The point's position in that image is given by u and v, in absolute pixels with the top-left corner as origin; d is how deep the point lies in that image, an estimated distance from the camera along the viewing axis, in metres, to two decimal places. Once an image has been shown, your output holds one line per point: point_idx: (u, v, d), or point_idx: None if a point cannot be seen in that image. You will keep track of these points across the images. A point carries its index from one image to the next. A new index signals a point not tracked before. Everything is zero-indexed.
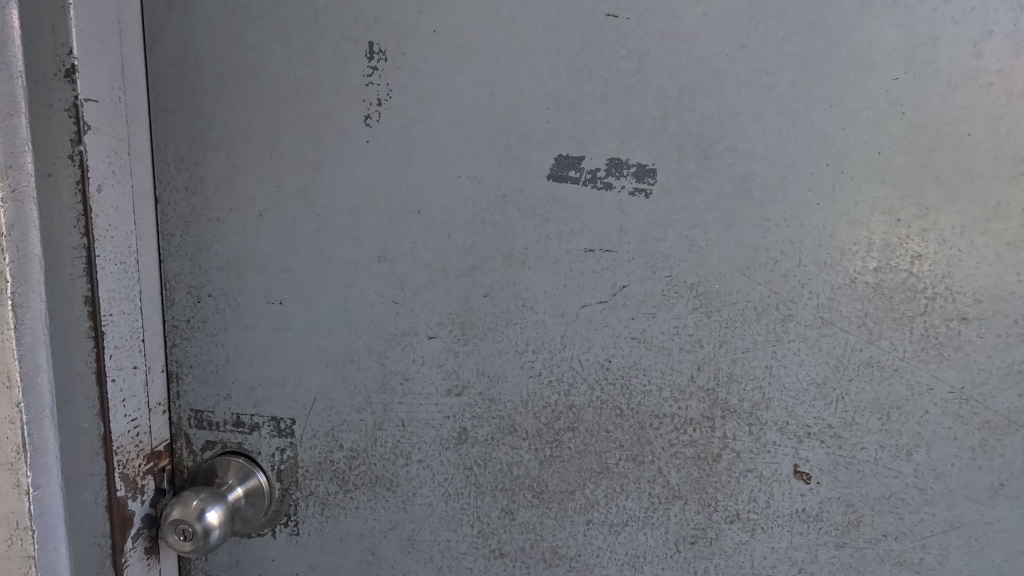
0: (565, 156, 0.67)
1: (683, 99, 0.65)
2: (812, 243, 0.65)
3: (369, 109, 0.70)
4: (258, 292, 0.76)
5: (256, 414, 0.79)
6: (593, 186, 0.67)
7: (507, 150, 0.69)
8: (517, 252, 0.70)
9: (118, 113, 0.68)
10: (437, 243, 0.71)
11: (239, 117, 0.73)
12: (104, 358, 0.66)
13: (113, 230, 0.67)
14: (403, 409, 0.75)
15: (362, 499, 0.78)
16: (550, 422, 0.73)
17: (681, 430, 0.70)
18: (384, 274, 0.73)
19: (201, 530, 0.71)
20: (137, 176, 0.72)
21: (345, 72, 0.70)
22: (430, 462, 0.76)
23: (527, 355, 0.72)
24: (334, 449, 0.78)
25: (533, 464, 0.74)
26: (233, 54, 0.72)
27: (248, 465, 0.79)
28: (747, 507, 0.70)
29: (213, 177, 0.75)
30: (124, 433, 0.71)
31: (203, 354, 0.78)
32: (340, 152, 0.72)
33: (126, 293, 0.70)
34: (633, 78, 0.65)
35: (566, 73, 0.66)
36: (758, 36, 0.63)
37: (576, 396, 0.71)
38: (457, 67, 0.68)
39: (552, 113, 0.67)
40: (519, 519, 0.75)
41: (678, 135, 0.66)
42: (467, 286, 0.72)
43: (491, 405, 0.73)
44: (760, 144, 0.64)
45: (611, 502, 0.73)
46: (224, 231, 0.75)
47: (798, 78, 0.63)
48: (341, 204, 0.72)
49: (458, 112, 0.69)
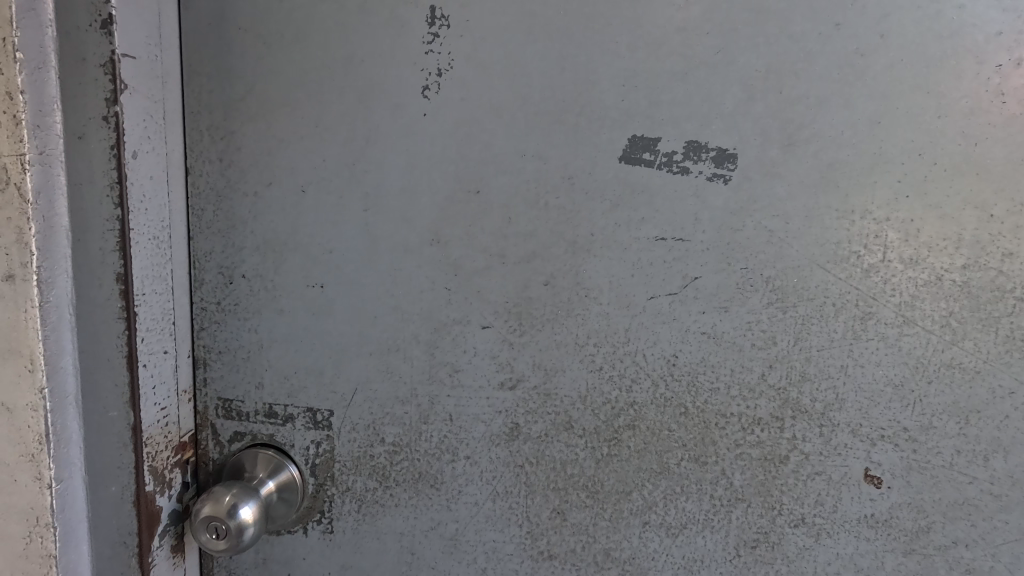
0: (640, 137, 0.63)
1: (770, 79, 0.61)
2: (898, 238, 0.62)
3: (427, 80, 0.65)
4: (297, 275, 0.70)
5: (290, 404, 0.74)
6: (668, 170, 0.63)
7: (576, 129, 0.64)
8: (582, 238, 0.66)
9: (156, 74, 0.62)
10: (496, 226, 0.67)
11: (281, 84, 0.67)
12: (136, 342, 0.60)
13: (147, 200, 0.61)
14: (452, 402, 0.71)
15: (403, 496, 0.74)
16: (610, 420, 0.69)
17: (748, 430, 0.67)
18: (437, 259, 0.68)
19: (235, 527, 0.66)
20: (172, 144, 0.66)
21: (403, 39, 0.65)
22: (478, 458, 0.71)
23: (587, 349, 0.68)
24: (375, 443, 0.73)
25: (589, 463, 0.70)
26: (278, 14, 0.66)
27: (279, 458, 0.74)
28: (813, 511, 0.68)
29: (251, 148, 0.69)
30: (155, 424, 0.65)
31: (233, 340, 0.73)
32: (393, 125, 0.66)
33: (159, 271, 0.64)
34: (717, 55, 0.61)
35: (645, 47, 0.62)
36: (854, 15, 0.59)
37: (638, 393, 0.68)
38: (526, 38, 0.63)
39: (626, 91, 0.63)
40: (570, 519, 0.71)
41: (763, 118, 0.62)
42: (526, 274, 0.67)
43: (547, 400, 0.69)
44: (849, 131, 0.61)
45: (670, 503, 0.70)
46: (261, 207, 0.70)
47: (894, 61, 0.59)
48: (392, 181, 0.67)
49: (525, 86, 0.64)
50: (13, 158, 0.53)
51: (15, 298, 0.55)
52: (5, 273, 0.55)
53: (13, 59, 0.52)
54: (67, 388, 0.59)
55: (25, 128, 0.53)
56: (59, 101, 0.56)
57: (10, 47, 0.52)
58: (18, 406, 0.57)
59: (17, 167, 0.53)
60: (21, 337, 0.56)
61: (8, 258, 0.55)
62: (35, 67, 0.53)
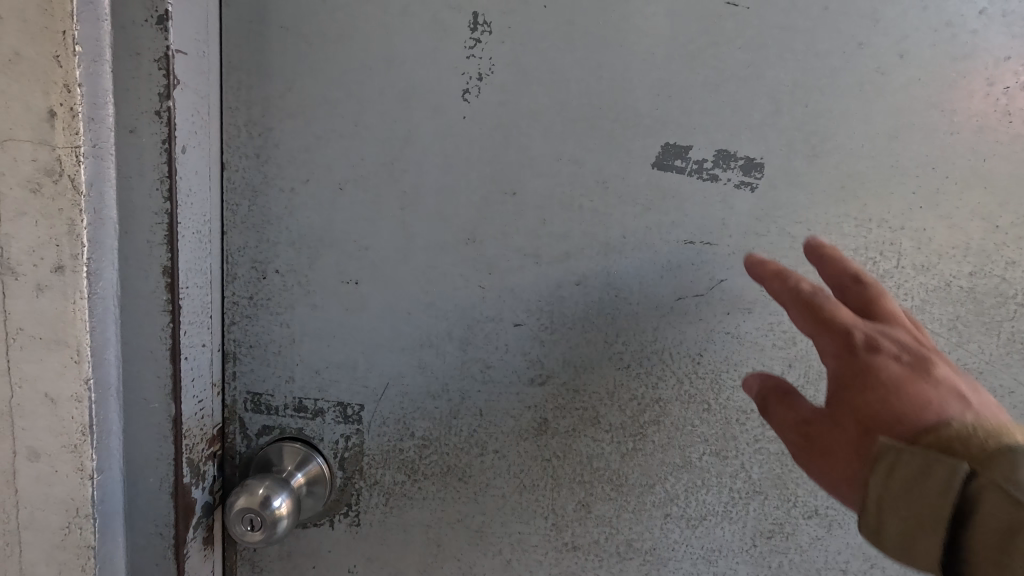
0: (672, 144, 0.66)
1: (796, 93, 0.65)
2: (912, 245, 0.66)
3: (467, 83, 0.67)
4: (331, 271, 0.72)
5: (320, 398, 0.75)
6: (698, 177, 0.67)
7: (611, 135, 0.67)
8: (613, 240, 0.69)
9: (202, 69, 0.62)
10: (530, 227, 0.69)
11: (322, 82, 0.68)
12: (179, 334, 0.62)
13: (193, 195, 0.62)
14: (482, 397, 0.73)
15: (431, 489, 0.75)
16: (636, 415, 0.71)
17: (766, 426, 0.71)
18: (472, 257, 0.70)
19: (270, 519, 0.67)
20: (212, 140, 0.66)
21: (444, 43, 0.67)
22: (506, 452, 0.74)
23: (616, 347, 0.70)
24: (404, 437, 0.75)
25: (614, 457, 0.72)
26: (321, 13, 0.67)
27: (307, 451, 0.75)
28: (825, 503, 0.72)
29: (289, 145, 0.70)
30: (192, 416, 0.66)
31: (265, 334, 0.74)
32: (432, 126, 0.68)
33: (200, 264, 0.65)
34: (747, 69, 0.65)
35: (679, 59, 0.65)
36: (877, 35, 0.63)
37: (663, 389, 0.71)
38: (564, 47, 0.66)
39: (660, 100, 0.66)
40: (594, 512, 0.74)
41: (788, 129, 0.65)
42: (559, 274, 0.70)
43: (575, 396, 0.72)
44: (868, 144, 0.65)
45: (691, 496, 0.73)
46: (298, 203, 0.71)
47: (912, 80, 0.63)
48: (429, 181, 0.69)
49: (563, 93, 0.67)
50: (67, 150, 0.53)
51: (64, 289, 0.55)
52: (54, 263, 0.55)
53: (72, 52, 0.52)
54: (108, 379, 0.59)
55: (80, 120, 0.53)
56: (111, 94, 0.56)
57: (69, 41, 0.51)
58: (61, 397, 0.57)
59: (71, 159, 0.53)
60: (68, 328, 0.55)
61: (58, 249, 0.54)
62: (92, 60, 0.54)
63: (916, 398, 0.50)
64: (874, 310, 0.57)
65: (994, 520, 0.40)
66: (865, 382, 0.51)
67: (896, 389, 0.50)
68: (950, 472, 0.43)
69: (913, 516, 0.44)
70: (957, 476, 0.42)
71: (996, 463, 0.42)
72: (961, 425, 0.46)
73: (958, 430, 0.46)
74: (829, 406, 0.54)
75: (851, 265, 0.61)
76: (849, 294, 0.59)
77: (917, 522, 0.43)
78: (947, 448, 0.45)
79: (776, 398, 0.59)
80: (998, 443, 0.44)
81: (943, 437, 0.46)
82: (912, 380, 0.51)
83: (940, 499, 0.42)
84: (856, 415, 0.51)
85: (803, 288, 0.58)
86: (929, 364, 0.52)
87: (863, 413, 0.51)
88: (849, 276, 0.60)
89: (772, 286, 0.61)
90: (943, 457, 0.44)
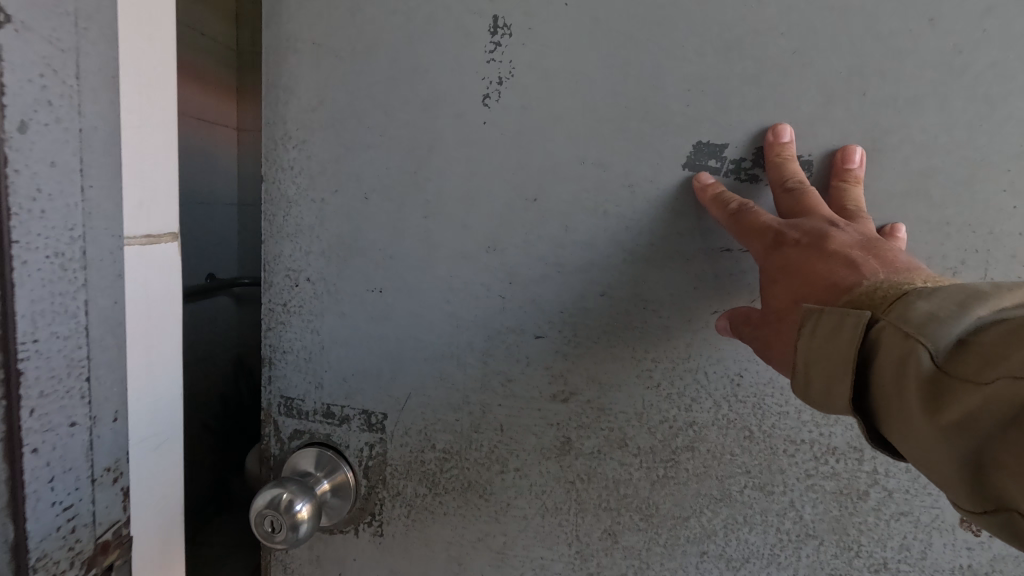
0: (705, 143, 0.61)
1: (852, 81, 0.57)
2: (1005, 252, 0.56)
3: (487, 88, 0.66)
4: (358, 279, 0.73)
5: (346, 405, 0.75)
6: (735, 178, 0.61)
7: (639, 136, 0.62)
8: (642, 248, 0.64)
9: (62, 8, 0.39)
10: (553, 235, 0.66)
11: (350, 94, 0.70)
12: (20, 413, 0.38)
13: (47, 186, 0.39)
14: (503, 411, 0.70)
15: (452, 505, 0.73)
16: (667, 440, 0.65)
17: (821, 460, 0.62)
18: (493, 265, 0.68)
19: (290, 522, 0.67)
20: (111, 101, 0.45)
21: (466, 48, 0.66)
22: (528, 471, 0.70)
23: (645, 363, 0.65)
24: (425, 449, 0.73)
25: (642, 483, 0.67)
26: (350, 27, 0.69)
27: (335, 458, 0.76)
28: (897, 556, 0.62)
29: (320, 156, 0.72)
30: (53, 537, 0.42)
31: (298, 340, 0.76)
32: (454, 133, 0.67)
33: (60, 299, 0.41)
34: (793, 57, 0.58)
35: (714, 52, 0.60)
36: (952, 9, 0.54)
37: (698, 413, 0.64)
38: (589, 45, 0.63)
39: (692, 96, 0.61)
40: (622, 542, 0.68)
41: (843, 123, 0.57)
42: (584, 284, 0.66)
43: (600, 415, 0.67)
44: (944, 135, 0.55)
45: (731, 534, 0.65)
46: (329, 213, 0.73)
47: (1000, 59, 0.54)
48: (451, 189, 0.68)
49: (587, 94, 0.63)
50: None
51: None
52: None
53: None
54: None
55: None
56: None
57: None
58: None
59: None
60: None
61: None
62: None
63: (833, 274, 0.50)
64: (805, 207, 0.55)
65: (892, 355, 0.43)
66: (794, 278, 0.52)
67: (815, 277, 0.51)
68: (858, 321, 0.45)
69: (830, 370, 0.45)
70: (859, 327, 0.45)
71: (900, 308, 0.44)
72: (875, 291, 0.47)
73: (874, 295, 0.47)
74: (767, 306, 0.55)
75: (789, 166, 0.57)
76: (779, 201, 0.58)
77: (833, 373, 0.45)
78: (867, 307, 0.46)
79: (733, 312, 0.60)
80: (900, 290, 0.46)
81: (854, 300, 0.48)
82: (833, 257, 0.51)
83: (849, 349, 0.44)
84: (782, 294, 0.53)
85: (731, 206, 0.57)
86: (852, 244, 0.52)
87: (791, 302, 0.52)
88: (783, 183, 0.57)
89: (712, 212, 0.59)
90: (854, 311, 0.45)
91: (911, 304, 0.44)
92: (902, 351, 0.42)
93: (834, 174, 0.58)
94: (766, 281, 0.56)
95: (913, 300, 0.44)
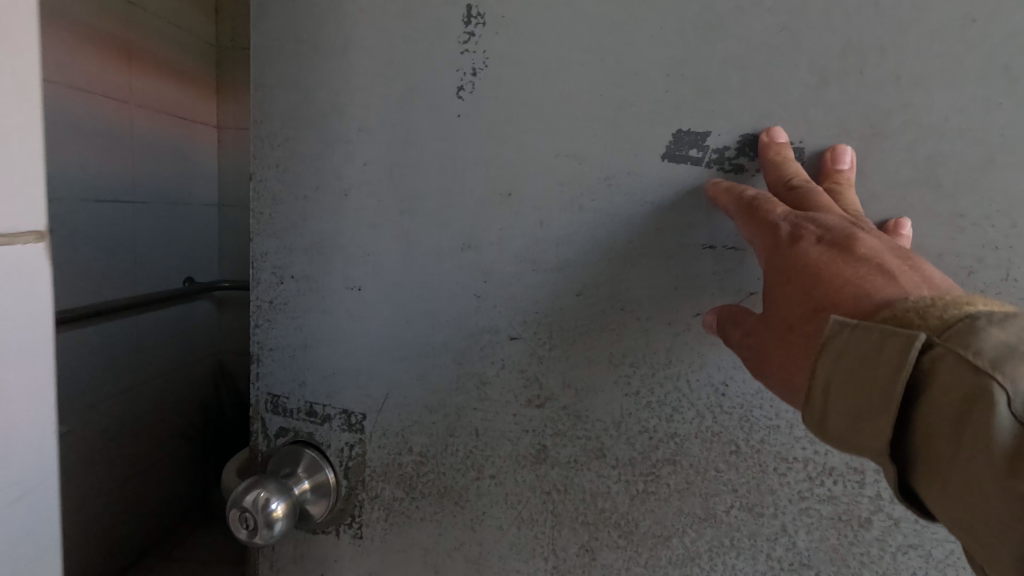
0: (685, 131, 0.56)
1: (850, 58, 0.51)
2: None
3: (461, 80, 0.64)
4: (338, 276, 0.72)
5: (328, 404, 0.75)
6: (719, 169, 0.56)
7: (616, 125, 0.58)
8: (619, 244, 0.60)
9: None
10: (528, 231, 0.63)
11: (330, 90, 0.69)
12: None
13: None
14: (479, 415, 0.67)
15: (428, 510, 0.71)
16: (647, 452, 0.61)
17: (816, 481, 0.56)
18: (468, 263, 0.65)
19: (264, 519, 0.67)
20: None
21: (440, 40, 0.64)
22: (504, 479, 0.67)
23: (623, 369, 0.61)
24: (403, 452, 0.71)
25: (621, 498, 0.62)
26: (329, 23, 0.68)
27: (316, 457, 0.75)
28: None
29: (303, 153, 0.72)
30: None
31: (282, 337, 0.76)
32: (429, 127, 0.65)
33: None
34: (782, 34, 0.52)
35: (696, 32, 0.55)
36: None
37: (680, 424, 0.59)
38: (563, 32, 0.59)
39: (672, 81, 0.56)
40: (600, 559, 0.64)
41: (839, 105, 0.51)
42: (560, 283, 0.62)
43: (577, 423, 0.63)
44: (956, 117, 0.49)
45: (716, 558, 0.60)
46: (312, 210, 0.72)
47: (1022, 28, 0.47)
48: (426, 184, 0.66)
49: (561, 82, 0.60)
50: None
51: None
52: None
53: None
54: None
55: None
56: None
57: None
58: None
59: None
60: None
61: None
62: None
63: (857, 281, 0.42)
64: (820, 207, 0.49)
65: (948, 389, 0.34)
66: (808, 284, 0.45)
67: (834, 284, 0.43)
68: (909, 343, 0.36)
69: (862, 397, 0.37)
70: (903, 349, 0.36)
71: (956, 331, 0.36)
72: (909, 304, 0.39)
73: (909, 309, 0.39)
74: (769, 317, 0.47)
75: (790, 164, 0.52)
76: (781, 199, 0.52)
77: (864, 405, 0.37)
78: (907, 325, 0.38)
79: (726, 318, 0.53)
80: (947, 309, 0.38)
81: (894, 315, 0.39)
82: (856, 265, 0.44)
83: (891, 375, 0.36)
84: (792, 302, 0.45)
85: (747, 198, 0.51)
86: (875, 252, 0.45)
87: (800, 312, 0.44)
88: (785, 180, 0.51)
89: (723, 203, 0.54)
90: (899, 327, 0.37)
91: (980, 330, 0.34)
92: (963, 387, 0.33)
93: (823, 176, 0.52)
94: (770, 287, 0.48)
95: (970, 319, 0.36)
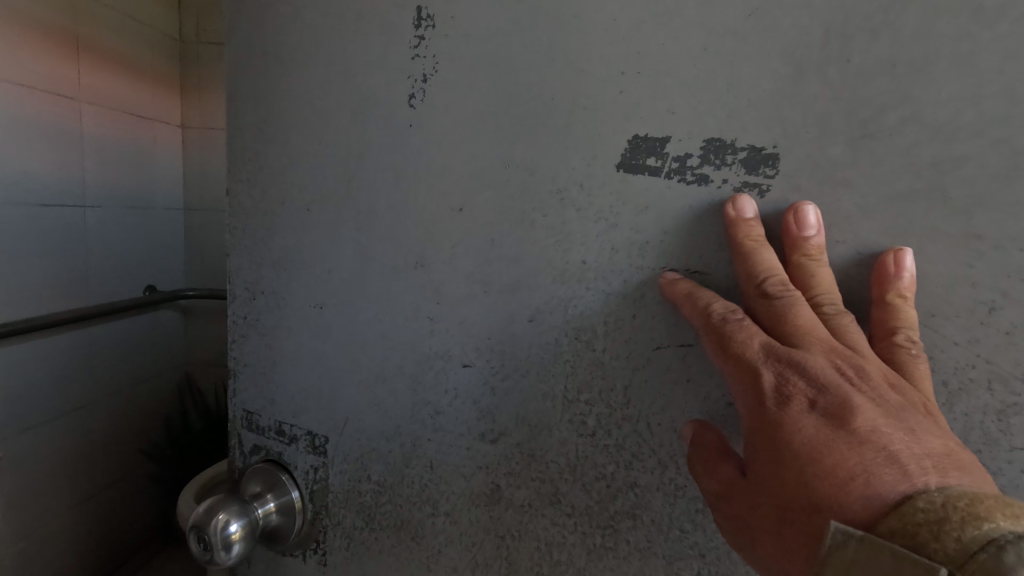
0: (642, 137, 0.48)
1: (833, 44, 0.41)
2: None
3: (413, 88, 0.59)
4: (300, 294, 0.69)
5: (294, 425, 0.73)
6: (680, 180, 0.47)
7: (568, 132, 0.51)
8: (572, 265, 0.53)
9: None
10: (479, 249, 0.57)
11: (289, 102, 0.67)
12: None
13: None
14: (433, 447, 0.62)
15: (386, 543, 0.67)
16: (604, 503, 0.54)
17: None
18: (422, 283, 0.61)
19: (220, 542, 0.64)
20: None
21: (392, 46, 0.60)
22: (458, 517, 0.62)
23: (578, 406, 0.54)
24: (362, 480, 0.68)
25: (578, 550, 0.56)
26: (286, 32, 0.65)
27: (282, 478, 0.73)
28: None
29: (266, 166, 0.70)
30: None
31: (253, 354, 0.74)
32: (382, 139, 0.62)
33: None
34: (751, 19, 0.43)
35: (653, 20, 0.47)
36: None
37: (639, 473, 0.52)
38: (512, 31, 0.53)
39: (626, 80, 0.48)
40: None
41: (822, 102, 0.42)
42: (512, 307, 0.56)
43: (530, 464, 0.57)
44: (969, 115, 0.39)
45: None
46: (277, 225, 0.70)
47: None
48: (381, 198, 0.62)
49: (510, 85, 0.54)
50: None
51: None
52: None
53: None
54: None
55: None
56: None
57: None
58: None
59: None
60: None
61: None
62: None
63: (853, 458, 0.35)
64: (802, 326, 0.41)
65: None
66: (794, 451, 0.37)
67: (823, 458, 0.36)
68: None
69: None
70: None
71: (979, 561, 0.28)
72: (916, 504, 0.32)
73: (917, 515, 0.31)
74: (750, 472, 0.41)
75: (763, 260, 0.44)
76: (758, 309, 0.44)
77: None
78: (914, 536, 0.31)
79: (698, 446, 0.47)
80: (965, 515, 0.30)
81: (903, 527, 0.31)
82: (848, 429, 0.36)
83: None
84: (775, 472, 0.38)
85: (715, 323, 0.43)
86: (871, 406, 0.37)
87: (784, 487, 0.37)
88: (758, 283, 0.44)
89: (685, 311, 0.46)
90: (914, 556, 0.29)
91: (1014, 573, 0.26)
92: None
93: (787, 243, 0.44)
94: (750, 437, 0.41)
95: (998, 551, 0.28)
